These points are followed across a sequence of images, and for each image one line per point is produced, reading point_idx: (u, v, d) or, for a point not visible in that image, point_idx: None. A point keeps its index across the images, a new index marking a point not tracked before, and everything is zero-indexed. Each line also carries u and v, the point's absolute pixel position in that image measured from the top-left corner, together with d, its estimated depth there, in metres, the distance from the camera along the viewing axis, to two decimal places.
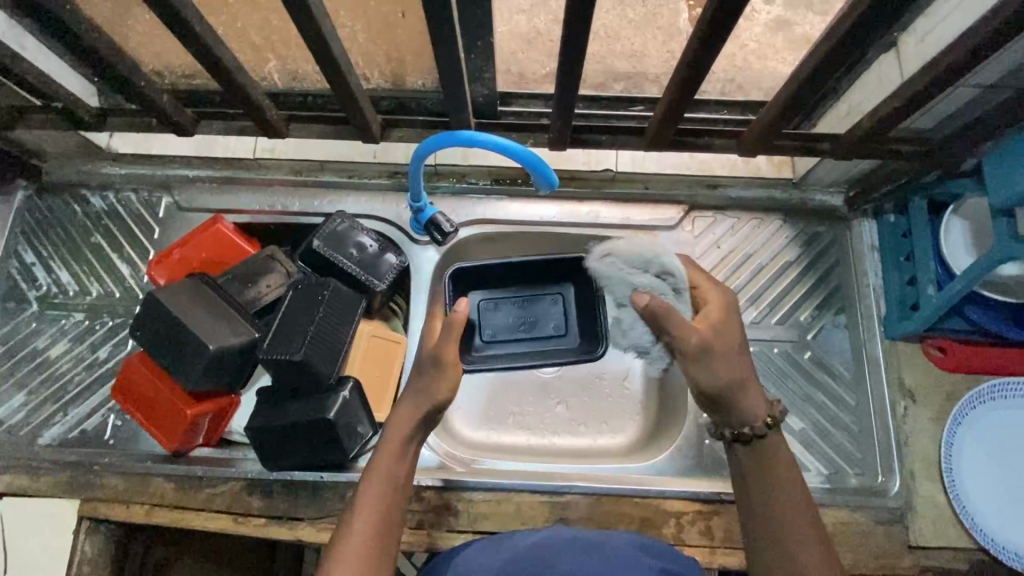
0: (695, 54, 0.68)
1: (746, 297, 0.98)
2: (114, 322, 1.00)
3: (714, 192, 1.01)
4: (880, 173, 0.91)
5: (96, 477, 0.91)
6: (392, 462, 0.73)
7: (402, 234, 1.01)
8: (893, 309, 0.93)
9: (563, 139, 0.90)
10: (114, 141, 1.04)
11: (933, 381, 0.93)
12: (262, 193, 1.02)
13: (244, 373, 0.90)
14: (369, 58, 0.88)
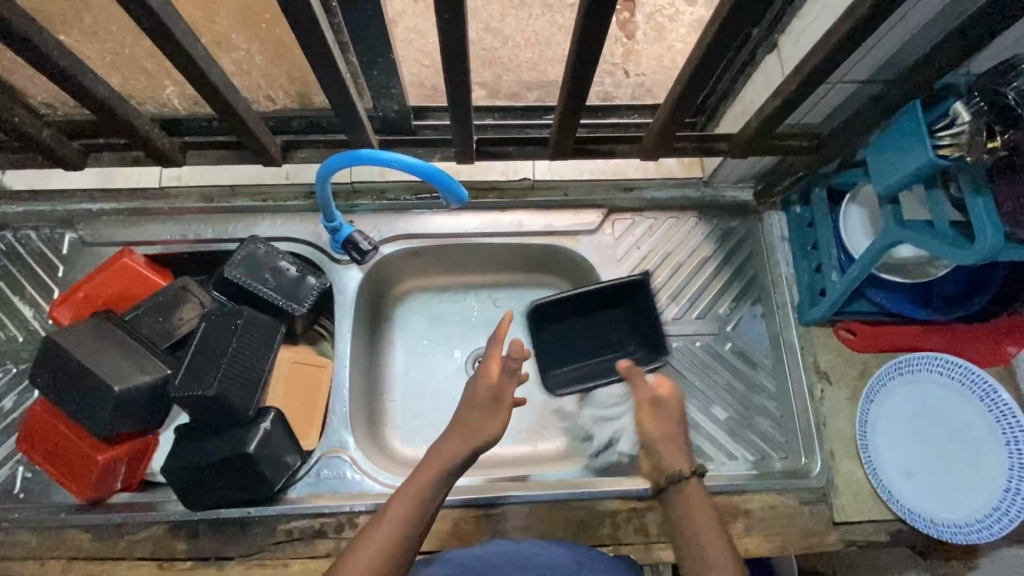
0: (578, 63, 0.69)
1: (666, 294, 1.01)
2: (19, 369, 0.95)
3: (631, 194, 1.03)
4: (781, 167, 0.94)
5: (6, 535, 0.86)
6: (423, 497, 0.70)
7: (322, 255, 0.99)
8: (804, 296, 0.97)
9: (469, 152, 0.89)
10: (8, 178, 0.99)
11: (847, 362, 0.97)
12: (172, 222, 0.98)
13: (158, 411, 0.86)
14: (271, 79, 0.86)
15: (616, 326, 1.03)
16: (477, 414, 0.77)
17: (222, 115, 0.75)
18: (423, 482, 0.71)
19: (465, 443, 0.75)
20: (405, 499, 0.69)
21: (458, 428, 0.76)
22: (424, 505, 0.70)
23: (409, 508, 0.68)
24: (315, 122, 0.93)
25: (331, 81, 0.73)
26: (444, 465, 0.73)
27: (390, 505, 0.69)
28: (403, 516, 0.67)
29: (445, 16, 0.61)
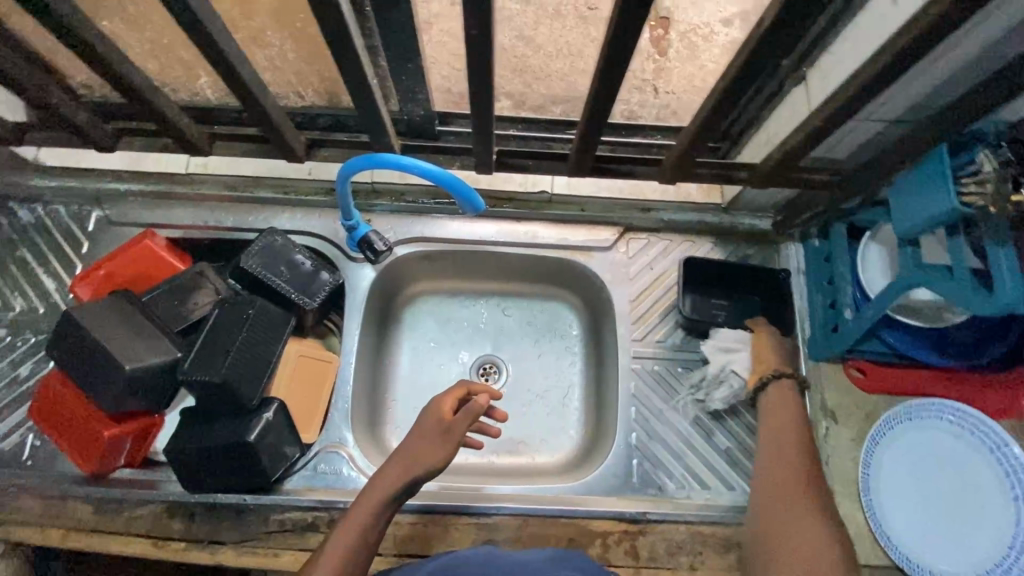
0: (603, 82, 0.69)
1: (676, 317, 1.00)
2: (37, 339, 0.97)
3: (648, 215, 1.02)
4: (800, 201, 0.94)
5: (11, 499, 0.88)
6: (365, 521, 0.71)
7: (337, 251, 1.01)
8: (817, 331, 0.96)
9: (489, 163, 0.91)
10: (42, 154, 1.03)
11: (854, 401, 0.96)
12: (196, 208, 1.01)
13: (165, 392, 0.88)
14: (301, 77, 0.89)
15: (723, 299, 1.01)
16: (424, 439, 0.77)
17: (250, 109, 0.77)
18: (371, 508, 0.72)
19: (412, 468, 0.75)
20: (352, 522, 0.71)
21: (405, 454, 0.76)
22: (372, 531, 0.71)
23: (357, 535, 0.70)
24: (340, 121, 0.89)
25: (358, 83, 0.74)
26: (390, 490, 0.73)
27: (336, 531, 0.70)
28: (348, 541, 0.69)
29: (473, 30, 0.62)
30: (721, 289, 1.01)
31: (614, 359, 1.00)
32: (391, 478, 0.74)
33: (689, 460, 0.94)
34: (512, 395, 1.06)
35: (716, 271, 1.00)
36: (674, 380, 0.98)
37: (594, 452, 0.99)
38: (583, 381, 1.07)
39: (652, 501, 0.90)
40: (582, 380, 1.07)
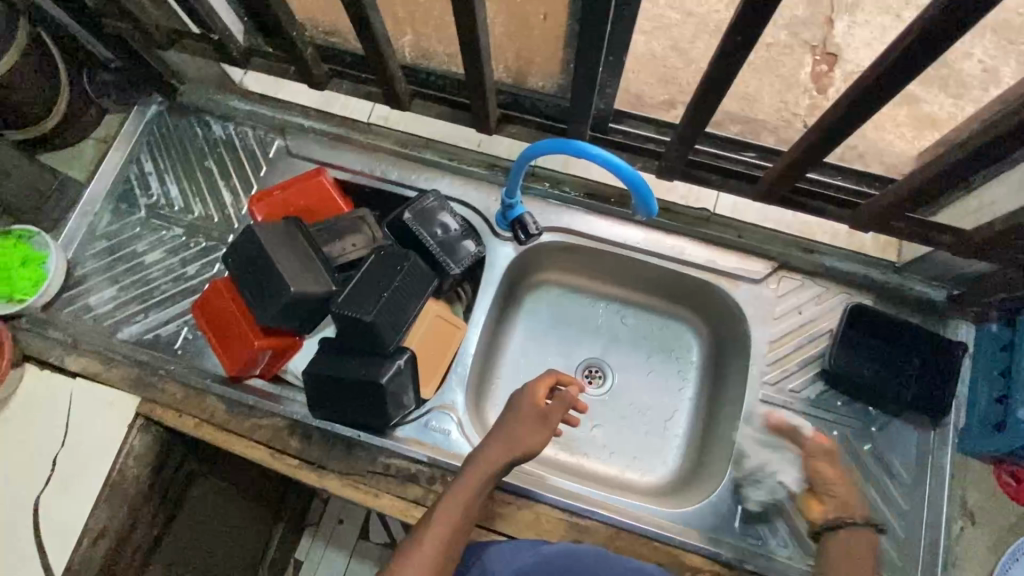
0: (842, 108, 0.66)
1: (812, 369, 0.95)
2: (207, 244, 1.07)
3: (809, 256, 0.97)
4: (994, 279, 0.84)
5: (160, 381, 0.98)
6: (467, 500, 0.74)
7: (486, 226, 1.03)
8: (975, 423, 0.88)
9: (674, 166, 0.91)
10: (246, 79, 1.16)
11: (995, 507, 0.88)
12: (367, 156, 1.06)
13: (314, 319, 0.95)
14: (500, 51, 0.89)
15: (876, 354, 0.91)
16: (524, 431, 0.78)
17: (468, 73, 0.81)
18: (469, 495, 0.74)
19: (505, 458, 0.76)
20: (452, 507, 0.73)
21: (500, 445, 0.77)
22: (467, 518, 0.73)
23: (455, 523, 0.71)
24: (521, 101, 0.95)
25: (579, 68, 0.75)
26: (483, 479, 0.75)
27: (436, 514, 0.72)
28: (447, 527, 0.71)
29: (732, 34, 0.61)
30: (878, 344, 0.92)
31: (738, 395, 0.96)
32: (488, 469, 0.76)
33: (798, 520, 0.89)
34: (618, 403, 1.05)
35: (873, 325, 0.92)
36: None
37: (693, 484, 0.96)
38: (692, 408, 1.03)
39: (751, 550, 0.87)
40: (693, 408, 1.03)
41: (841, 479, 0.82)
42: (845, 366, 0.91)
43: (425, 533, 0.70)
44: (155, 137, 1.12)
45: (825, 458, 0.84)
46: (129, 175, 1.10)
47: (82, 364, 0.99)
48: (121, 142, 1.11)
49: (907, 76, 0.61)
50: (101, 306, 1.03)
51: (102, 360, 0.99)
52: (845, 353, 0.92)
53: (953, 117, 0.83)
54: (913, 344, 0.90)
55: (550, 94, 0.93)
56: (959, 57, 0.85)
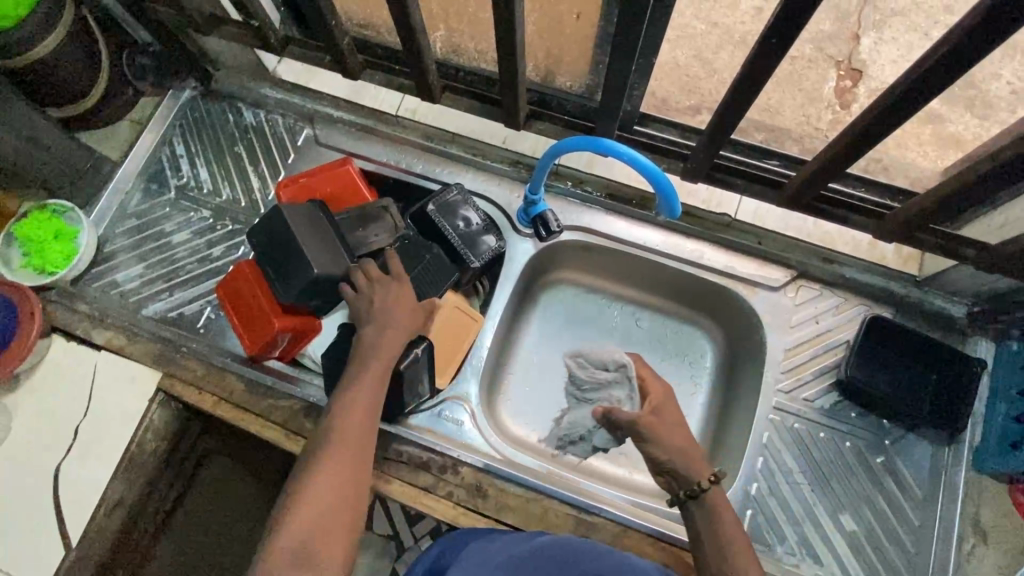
0: (876, 116, 0.67)
1: (829, 379, 0.95)
2: (233, 227, 1.09)
3: (828, 266, 0.97)
4: (1016, 296, 0.85)
5: (181, 357, 1.00)
6: (353, 429, 0.73)
7: (507, 221, 1.04)
8: (992, 442, 0.88)
9: (700, 170, 0.90)
10: (280, 68, 1.16)
11: (1010, 528, 0.87)
12: (393, 148, 1.08)
13: (332, 301, 0.97)
14: (531, 49, 0.91)
15: (893, 370, 0.91)
16: (382, 368, 0.81)
17: (501, 68, 0.82)
18: (355, 429, 0.73)
19: (380, 392, 0.78)
20: (341, 444, 0.72)
21: (367, 380, 0.78)
22: (366, 442, 0.74)
23: (357, 447, 0.72)
24: (546, 99, 0.94)
25: (612, 67, 0.76)
26: (366, 408, 0.76)
27: (327, 448, 0.71)
28: (350, 448, 0.72)
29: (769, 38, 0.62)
30: (894, 360, 0.92)
31: (752, 402, 0.96)
32: (368, 406, 0.76)
33: (806, 528, 0.88)
34: None
35: (891, 339, 0.92)
36: (812, 443, 0.92)
37: None
38: (703, 414, 1.03)
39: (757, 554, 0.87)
40: (704, 414, 1.03)
41: (678, 424, 0.74)
42: (863, 378, 0.91)
43: (318, 467, 0.69)
44: (188, 121, 1.15)
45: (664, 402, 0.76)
46: (160, 157, 1.13)
47: (108, 338, 1.01)
48: (154, 124, 1.14)
49: (941, 87, 0.62)
50: (127, 283, 1.06)
51: (126, 335, 1.01)
52: (862, 365, 0.91)
53: (979, 136, 0.99)
54: (929, 362, 0.90)
55: (575, 93, 0.93)
56: (989, 79, 1.02)
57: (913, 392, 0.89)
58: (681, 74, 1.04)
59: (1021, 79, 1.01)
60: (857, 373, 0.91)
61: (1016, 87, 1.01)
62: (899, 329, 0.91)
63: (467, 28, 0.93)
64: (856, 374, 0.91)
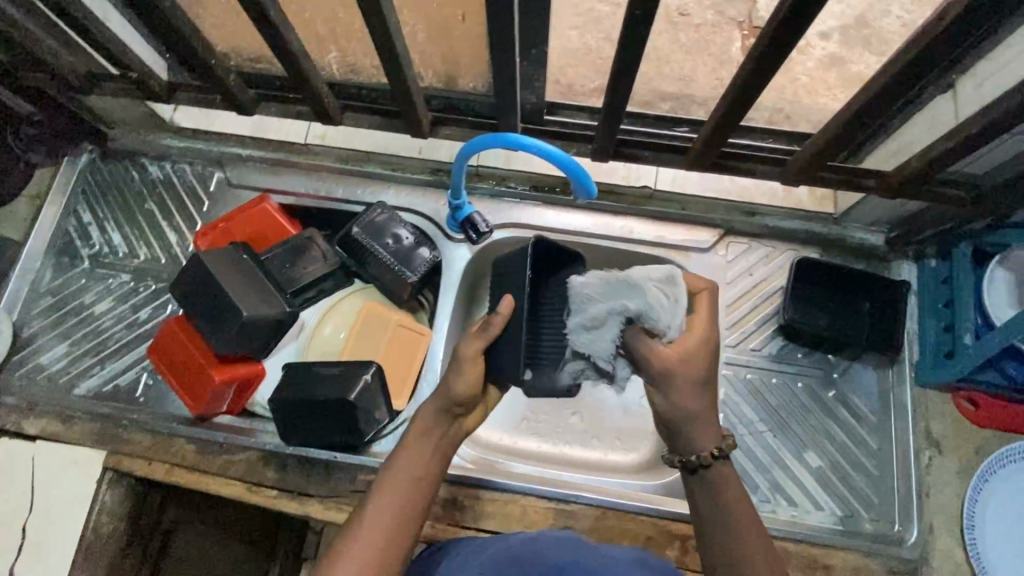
0: (754, 67, 0.70)
1: (772, 326, 0.98)
2: (157, 286, 1.04)
3: (752, 219, 1.00)
4: (925, 216, 0.89)
5: (124, 431, 0.95)
6: (407, 468, 0.68)
7: (437, 230, 1.03)
8: (928, 356, 0.92)
9: (606, 150, 0.92)
10: (177, 115, 1.09)
11: (962, 434, 0.91)
12: (309, 177, 1.06)
13: (273, 341, 0.94)
14: (425, 57, 0.91)
15: (829, 308, 0.96)
16: (430, 413, 0.71)
17: (393, 81, 0.82)
18: (404, 478, 0.68)
19: (432, 440, 0.70)
20: (389, 497, 0.66)
21: (416, 428, 0.71)
22: (416, 494, 0.67)
23: (402, 497, 0.67)
24: (455, 104, 0.95)
25: (499, 64, 0.77)
26: (420, 449, 0.69)
27: (375, 496, 0.67)
28: (396, 497, 0.66)
29: (636, 13, 0.64)
30: (823, 297, 0.97)
31: None
32: (415, 450, 0.69)
33: (775, 473, 0.91)
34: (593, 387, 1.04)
35: (820, 278, 0.96)
36: (765, 390, 0.95)
37: None
38: None
39: None
40: None
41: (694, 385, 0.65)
42: (801, 319, 0.95)
43: (363, 518, 0.65)
44: (90, 186, 1.10)
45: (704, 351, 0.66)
46: (67, 228, 1.08)
47: (42, 426, 0.96)
48: (54, 196, 1.08)
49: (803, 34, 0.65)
50: (53, 364, 1.00)
51: (61, 420, 0.96)
52: (796, 307, 0.96)
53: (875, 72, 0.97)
54: (855, 292, 0.96)
55: (481, 94, 0.94)
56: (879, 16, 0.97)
57: (844, 324, 0.95)
58: None
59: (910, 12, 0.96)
60: (795, 315, 0.95)
61: (906, 21, 0.96)
62: (828, 265, 0.95)
63: (359, 46, 0.89)
64: (795, 316, 0.95)
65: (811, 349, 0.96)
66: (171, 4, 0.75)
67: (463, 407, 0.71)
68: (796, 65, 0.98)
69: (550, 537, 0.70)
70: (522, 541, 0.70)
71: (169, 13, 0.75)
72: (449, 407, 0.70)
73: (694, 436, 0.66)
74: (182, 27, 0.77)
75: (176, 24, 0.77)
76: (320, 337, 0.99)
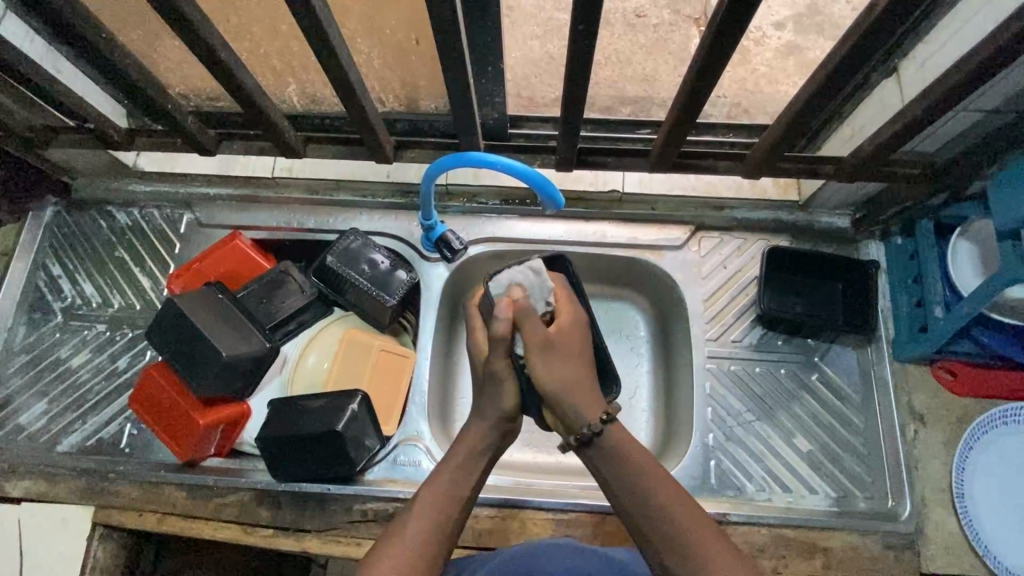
0: (700, 69, 0.71)
1: (751, 316, 0.99)
2: (134, 333, 1.03)
3: (720, 213, 1.02)
4: (885, 195, 0.92)
5: (110, 484, 0.93)
6: (451, 481, 0.69)
7: (412, 251, 1.03)
8: (903, 329, 0.94)
9: (570, 159, 0.92)
10: (140, 160, 1.08)
11: (945, 405, 0.93)
12: (279, 210, 1.05)
13: (257, 378, 0.93)
14: (384, 83, 0.91)
15: (804, 294, 0.98)
16: (482, 432, 0.73)
17: (351, 110, 0.83)
18: (445, 492, 0.68)
19: (476, 462, 0.71)
20: (429, 511, 0.67)
21: (463, 447, 0.72)
22: (455, 507, 0.68)
23: (440, 513, 0.67)
24: (420, 126, 0.96)
25: (454, 85, 0.77)
26: (462, 461, 0.71)
27: (417, 504, 0.68)
28: (440, 505, 0.67)
29: (579, 26, 0.66)
30: (798, 284, 0.98)
31: (686, 358, 0.99)
32: (461, 469, 0.71)
33: (768, 461, 0.92)
34: None
35: (795, 265, 0.98)
36: (750, 379, 0.96)
37: (666, 454, 0.96)
38: (652, 380, 1.04)
39: (731, 502, 0.89)
40: (651, 382, 1.04)
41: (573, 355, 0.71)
42: (778, 306, 0.97)
43: (405, 529, 0.65)
44: (57, 239, 1.08)
45: (564, 328, 0.72)
46: (37, 283, 1.06)
47: (26, 487, 0.94)
48: (22, 251, 1.07)
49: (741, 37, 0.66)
50: (33, 423, 0.98)
51: (45, 479, 0.94)
52: (773, 295, 0.97)
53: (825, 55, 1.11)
54: (828, 277, 0.98)
55: (444, 113, 0.95)
56: (829, 5, 1.14)
57: (820, 308, 0.97)
58: (542, 69, 1.07)
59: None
60: (771, 304, 0.97)
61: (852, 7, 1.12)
62: (798, 252, 0.96)
63: (317, 77, 0.91)
64: (772, 304, 0.97)
65: (791, 335, 0.98)
66: (121, 54, 0.75)
67: (514, 421, 0.73)
68: (753, 57, 1.11)
69: (549, 544, 0.72)
70: (525, 548, 0.72)
71: (119, 62, 0.76)
72: (501, 421, 0.72)
73: (580, 408, 0.69)
74: (133, 74, 0.78)
75: (126, 72, 0.77)
76: (303, 368, 0.98)
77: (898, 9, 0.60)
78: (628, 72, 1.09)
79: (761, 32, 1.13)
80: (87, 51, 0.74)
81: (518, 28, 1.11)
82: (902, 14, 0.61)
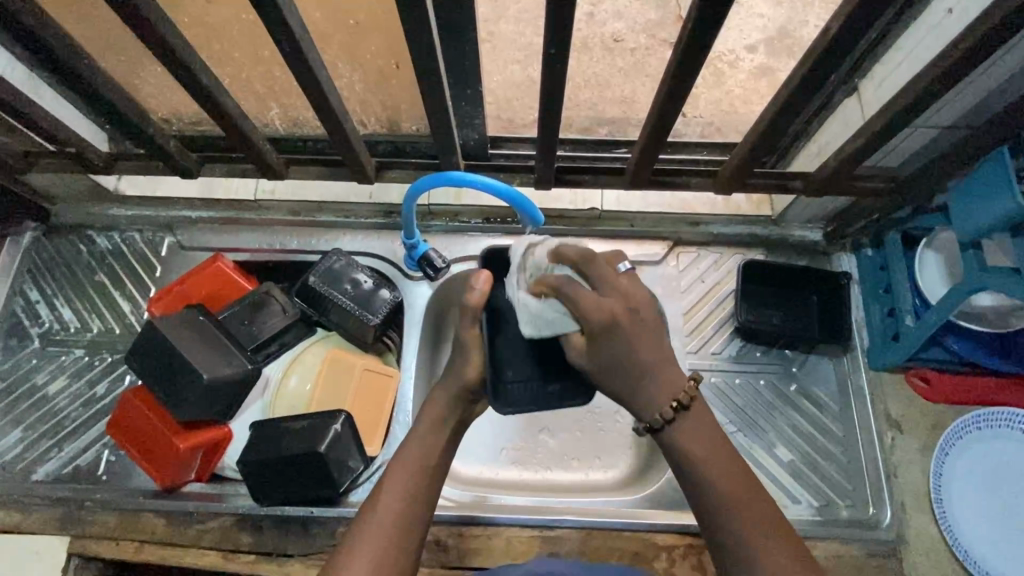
0: (669, 90, 0.74)
1: (730, 328, 1.01)
2: (113, 358, 1.02)
3: (697, 229, 1.05)
4: (853, 209, 0.95)
5: (88, 513, 0.91)
6: (424, 446, 0.70)
7: (396, 270, 1.03)
8: (876, 339, 0.96)
9: (548, 178, 0.94)
10: (121, 184, 1.08)
11: (919, 412, 0.96)
12: (262, 232, 1.06)
13: (236, 401, 0.91)
14: (366, 106, 0.94)
15: (779, 305, 1.00)
16: (443, 405, 0.73)
17: (332, 133, 0.84)
18: (412, 460, 0.69)
19: (440, 429, 0.72)
20: (398, 485, 0.66)
21: (425, 419, 0.73)
22: (424, 482, 0.68)
23: (414, 479, 0.67)
24: (400, 147, 0.97)
25: (431, 107, 0.79)
26: (432, 421, 0.72)
27: (390, 472, 0.68)
28: (416, 470, 0.68)
29: (550, 52, 0.69)
30: (774, 297, 1.01)
31: None
32: (428, 439, 0.71)
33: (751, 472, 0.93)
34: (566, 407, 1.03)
35: (770, 279, 1.00)
36: (731, 391, 0.97)
37: (651, 467, 0.96)
38: None
39: None
40: None
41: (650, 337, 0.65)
42: (754, 316, 0.99)
43: (376, 509, 0.64)
44: (36, 264, 1.07)
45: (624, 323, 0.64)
46: (14, 308, 1.05)
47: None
48: None
49: (705, 61, 0.69)
50: (7, 452, 0.96)
51: (19, 509, 0.92)
52: (750, 309, 0.99)
53: None
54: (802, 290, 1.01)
55: (424, 134, 0.96)
56: (798, 27, 1.19)
57: (795, 320, 0.99)
58: (524, 92, 1.10)
59: (825, 22, 1.18)
60: (748, 314, 0.99)
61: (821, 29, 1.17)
62: (773, 263, 0.98)
63: (298, 101, 0.93)
64: (749, 314, 0.99)
65: (768, 346, 1.00)
66: (103, 80, 0.77)
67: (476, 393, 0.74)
68: (727, 78, 1.16)
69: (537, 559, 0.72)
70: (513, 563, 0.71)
71: (102, 88, 0.77)
72: (461, 393, 0.73)
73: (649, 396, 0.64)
74: (115, 99, 0.78)
75: (109, 97, 0.78)
76: (285, 390, 0.97)
77: (849, 35, 0.64)
78: (607, 94, 1.13)
79: (735, 54, 1.18)
80: (70, 76, 0.75)
81: (500, 52, 1.15)
82: (854, 39, 0.64)
